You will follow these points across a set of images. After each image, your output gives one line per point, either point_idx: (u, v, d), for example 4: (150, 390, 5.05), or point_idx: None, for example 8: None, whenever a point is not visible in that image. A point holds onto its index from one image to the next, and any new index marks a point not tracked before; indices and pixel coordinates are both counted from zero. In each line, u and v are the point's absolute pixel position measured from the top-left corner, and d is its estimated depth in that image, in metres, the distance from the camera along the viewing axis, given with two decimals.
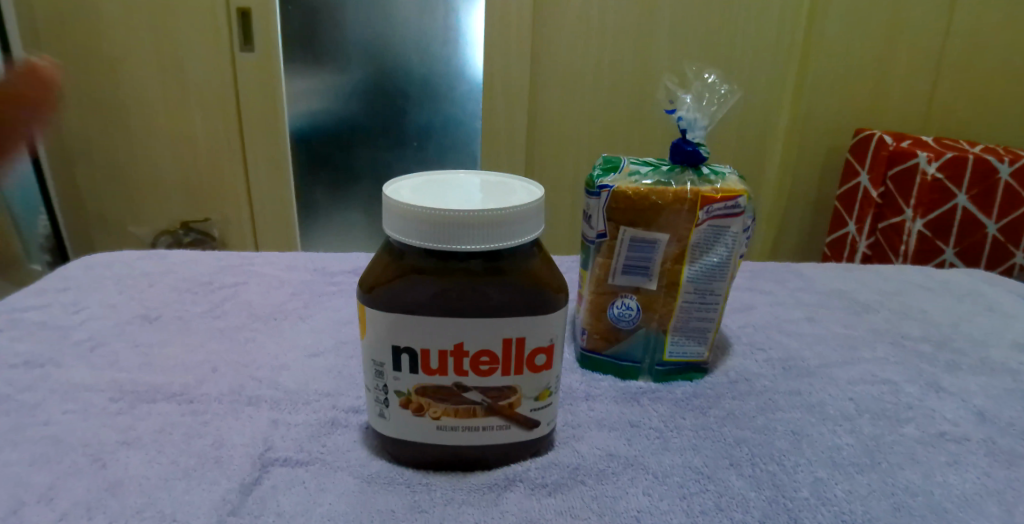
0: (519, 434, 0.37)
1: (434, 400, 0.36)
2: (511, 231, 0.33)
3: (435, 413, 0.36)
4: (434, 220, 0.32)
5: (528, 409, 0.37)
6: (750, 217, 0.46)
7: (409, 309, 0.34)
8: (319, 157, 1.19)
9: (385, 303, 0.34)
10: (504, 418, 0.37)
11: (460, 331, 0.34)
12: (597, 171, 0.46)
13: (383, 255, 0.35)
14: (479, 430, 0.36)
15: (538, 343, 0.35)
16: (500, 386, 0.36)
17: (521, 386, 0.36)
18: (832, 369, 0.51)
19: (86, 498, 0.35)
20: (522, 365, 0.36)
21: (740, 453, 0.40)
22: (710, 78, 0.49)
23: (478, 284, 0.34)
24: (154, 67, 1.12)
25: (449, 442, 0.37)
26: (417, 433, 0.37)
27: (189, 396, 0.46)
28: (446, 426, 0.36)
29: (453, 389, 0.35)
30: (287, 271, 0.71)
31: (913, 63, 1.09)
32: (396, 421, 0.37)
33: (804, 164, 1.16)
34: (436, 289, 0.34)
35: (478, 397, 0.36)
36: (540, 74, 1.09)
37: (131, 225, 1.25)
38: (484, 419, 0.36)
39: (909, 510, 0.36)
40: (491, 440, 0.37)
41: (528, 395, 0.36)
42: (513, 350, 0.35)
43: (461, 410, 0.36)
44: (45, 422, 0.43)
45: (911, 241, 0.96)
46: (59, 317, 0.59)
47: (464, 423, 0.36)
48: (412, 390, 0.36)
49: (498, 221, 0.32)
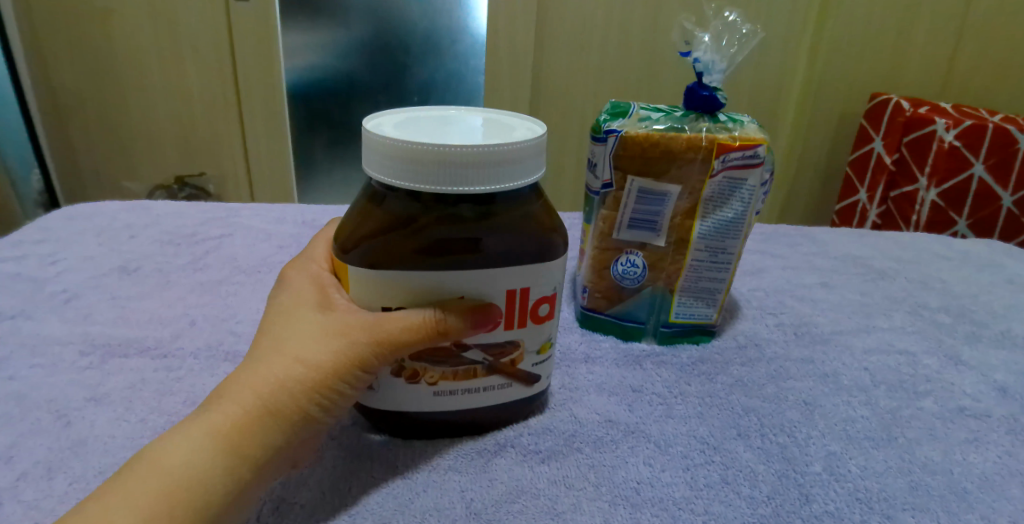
0: (517, 392, 0.35)
1: (431, 363, 0.32)
2: (504, 173, 0.29)
3: (434, 378, 0.33)
4: (417, 157, 0.28)
5: (529, 364, 0.35)
6: (769, 169, 0.42)
7: (400, 257, 0.31)
8: (317, 112, 1.14)
9: (370, 253, 0.31)
10: (506, 376, 0.34)
11: (461, 283, 0.31)
12: (604, 116, 0.42)
13: (365, 202, 0.32)
14: (480, 390, 0.34)
15: (543, 293, 0.33)
16: (504, 341, 0.33)
17: (525, 340, 0.34)
18: (848, 337, 0.48)
19: (49, 458, 0.36)
20: (525, 317, 0.33)
21: (749, 423, 0.38)
22: (731, 16, 0.44)
23: (476, 228, 0.31)
24: (145, 14, 1.06)
25: (445, 407, 0.34)
26: (410, 402, 0.33)
27: (163, 351, 0.46)
28: (444, 391, 0.33)
29: (452, 350, 0.32)
30: (275, 224, 0.68)
31: (944, 21, 1.02)
32: (387, 392, 0.33)
33: (819, 125, 1.11)
34: (430, 237, 0.30)
35: (479, 356, 0.33)
36: (547, 29, 1.03)
37: (124, 180, 1.22)
38: (485, 379, 0.34)
39: (927, 490, 0.34)
40: (492, 400, 0.35)
41: (531, 349, 0.34)
42: (516, 301, 0.33)
43: (460, 372, 0.33)
44: (11, 377, 0.43)
45: (923, 210, 0.93)
46: (35, 268, 0.56)
47: (464, 385, 0.33)
48: (405, 357, 0.32)
49: (490, 159, 0.29)
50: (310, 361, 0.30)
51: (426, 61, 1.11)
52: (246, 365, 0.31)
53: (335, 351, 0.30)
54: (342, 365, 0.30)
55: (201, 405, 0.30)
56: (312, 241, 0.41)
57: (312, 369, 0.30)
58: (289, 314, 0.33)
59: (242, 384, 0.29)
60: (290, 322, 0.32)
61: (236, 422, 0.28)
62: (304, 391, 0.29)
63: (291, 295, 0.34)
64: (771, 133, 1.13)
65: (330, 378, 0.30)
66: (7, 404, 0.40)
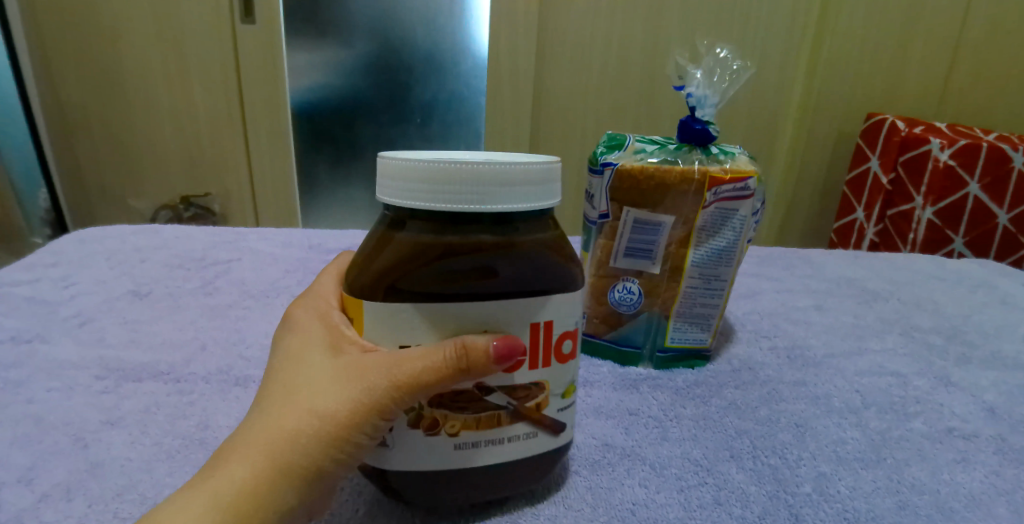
0: (544, 443, 0.34)
1: (453, 409, 0.31)
2: (509, 191, 0.30)
3: (456, 428, 0.31)
4: (424, 175, 0.30)
5: (555, 409, 0.34)
6: (759, 200, 0.44)
7: (421, 283, 0.31)
8: (321, 132, 1.16)
9: (391, 280, 0.31)
10: (531, 424, 0.33)
11: (482, 315, 0.31)
12: (601, 149, 0.44)
13: (381, 232, 0.32)
14: (505, 441, 0.32)
15: (565, 327, 0.33)
16: (527, 383, 0.32)
17: (549, 381, 0.33)
18: (840, 360, 0.49)
19: (67, 479, 0.37)
20: (550, 354, 0.33)
21: (742, 445, 0.39)
22: (721, 51, 0.47)
23: (495, 253, 0.31)
24: (154, 40, 1.10)
25: (468, 463, 0.32)
26: (430, 457, 0.32)
27: (176, 375, 0.47)
28: (466, 443, 0.32)
29: (475, 393, 0.31)
30: (282, 248, 0.70)
31: (932, 44, 1.05)
32: (405, 448, 0.31)
33: (815, 146, 1.13)
34: (450, 263, 0.30)
35: (503, 400, 0.32)
36: (547, 53, 1.06)
37: (130, 199, 1.24)
38: (509, 428, 0.32)
39: (915, 510, 0.35)
40: (517, 453, 0.33)
41: (556, 391, 0.33)
42: (538, 338, 0.32)
43: (483, 419, 0.32)
44: (29, 400, 0.44)
45: (920, 228, 0.94)
46: (49, 292, 0.58)
47: (487, 436, 0.32)
48: (425, 403, 0.31)
49: (494, 176, 0.30)
50: (323, 414, 0.30)
51: (428, 82, 1.14)
52: (258, 416, 0.31)
53: (349, 401, 0.30)
54: (355, 416, 0.29)
55: (213, 460, 0.30)
56: (325, 276, 0.41)
57: (325, 422, 0.29)
58: (301, 359, 0.33)
59: (253, 441, 0.30)
60: (301, 371, 0.32)
61: (246, 484, 0.28)
62: (316, 446, 0.29)
63: (301, 339, 0.34)
64: (766, 155, 1.15)
65: (343, 431, 0.29)
66: (26, 427, 0.42)
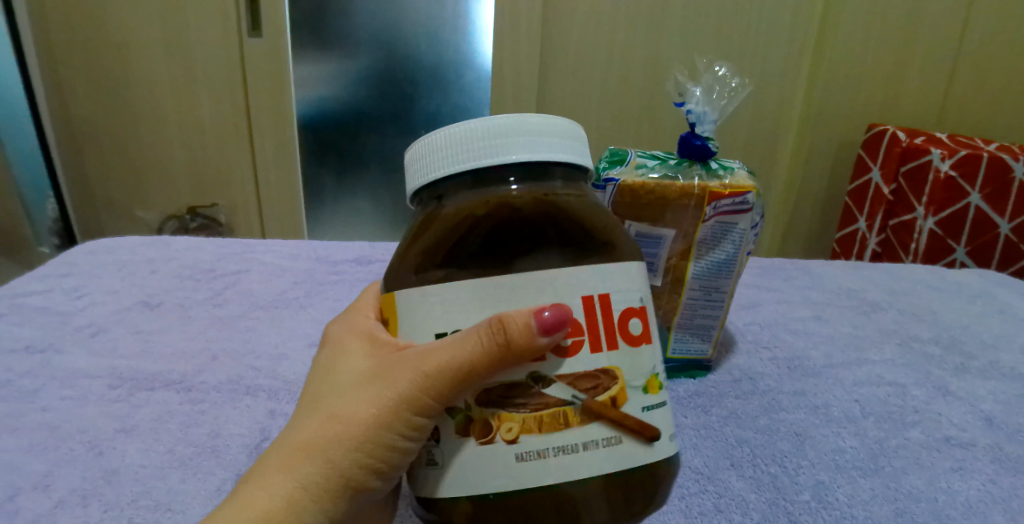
0: (632, 454, 0.27)
1: (507, 408, 0.26)
2: (521, 142, 0.29)
3: (514, 432, 0.26)
4: (437, 144, 0.30)
5: (639, 407, 0.27)
6: (758, 213, 0.45)
7: (453, 256, 0.27)
8: (327, 145, 1.18)
9: (422, 258, 0.28)
10: (611, 425, 0.26)
11: (525, 287, 0.26)
12: (603, 164, 0.45)
13: (411, 228, 0.30)
14: (579, 449, 0.26)
15: (629, 302, 0.27)
16: (595, 374, 0.27)
17: (623, 370, 0.27)
18: (839, 370, 0.50)
19: (82, 486, 0.39)
20: (616, 334, 0.27)
21: (742, 454, 0.40)
22: (720, 70, 0.48)
23: (533, 219, 0.28)
24: (164, 54, 1.12)
25: (538, 481, 0.26)
26: (487, 473, 0.26)
27: (187, 384, 0.48)
28: (530, 453, 0.26)
29: (529, 387, 0.27)
30: (290, 260, 0.71)
31: (929, 56, 1.06)
32: (454, 461, 0.26)
33: (815, 158, 1.14)
34: (481, 230, 0.27)
35: (567, 394, 0.26)
36: (549, 67, 1.08)
37: (137, 210, 1.25)
38: (581, 432, 0.26)
39: (912, 517, 0.36)
40: (601, 467, 0.26)
41: (634, 383, 0.27)
42: (599, 317, 0.27)
43: (546, 419, 0.26)
44: (44, 408, 0.45)
45: (921, 238, 0.95)
46: (62, 302, 0.59)
47: (555, 441, 0.26)
48: (472, 401, 0.27)
49: (504, 128, 0.29)
50: (351, 421, 0.28)
51: (432, 95, 1.15)
52: (287, 429, 0.30)
53: (372, 405, 0.28)
54: (383, 420, 0.28)
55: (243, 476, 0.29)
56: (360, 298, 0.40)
57: (354, 429, 0.28)
58: (332, 370, 0.32)
59: (280, 453, 0.29)
60: (332, 382, 0.31)
61: (275, 496, 0.27)
62: (345, 455, 0.28)
63: (331, 349, 0.33)
64: (767, 167, 1.16)
65: (372, 436, 0.28)
66: (41, 435, 0.43)
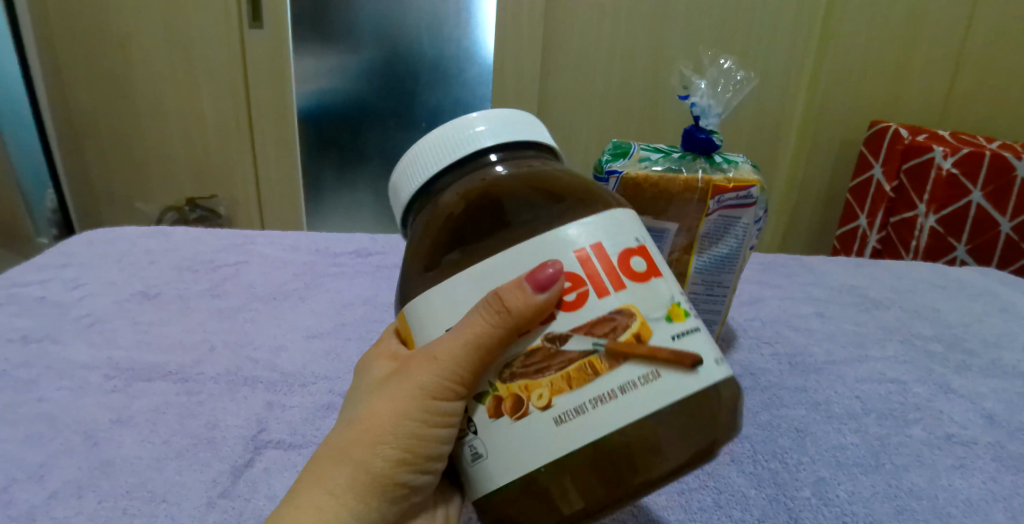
0: (678, 385, 0.25)
1: (530, 377, 0.26)
2: (477, 132, 0.31)
3: (545, 397, 0.25)
4: (407, 163, 0.32)
5: (667, 337, 0.26)
6: (762, 208, 0.45)
7: (456, 243, 0.28)
8: (327, 138, 1.17)
9: (425, 255, 0.29)
10: (642, 363, 0.25)
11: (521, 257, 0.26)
12: (606, 157, 0.45)
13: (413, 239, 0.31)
14: (616, 394, 0.25)
15: (626, 243, 0.27)
16: (610, 317, 0.26)
17: (638, 305, 0.26)
18: (841, 367, 0.50)
19: (78, 477, 0.38)
20: (620, 273, 0.27)
21: (743, 449, 0.40)
22: (726, 63, 0.48)
23: (519, 198, 0.29)
24: (163, 44, 1.11)
25: (582, 439, 0.25)
26: (530, 445, 0.25)
27: (184, 375, 0.48)
28: (566, 413, 0.25)
29: (546, 350, 0.26)
30: (289, 252, 0.70)
31: (935, 53, 1.06)
32: (490, 441, 0.26)
33: (818, 155, 1.14)
34: (476, 213, 0.29)
35: (586, 343, 0.26)
36: (552, 62, 1.07)
37: (136, 202, 1.25)
38: (614, 377, 0.25)
39: (912, 514, 0.36)
40: (646, 408, 0.25)
41: (654, 315, 0.26)
42: (599, 262, 0.26)
43: (573, 375, 0.25)
44: (40, 398, 0.45)
45: (923, 236, 0.95)
46: (60, 293, 0.59)
47: (587, 395, 0.25)
48: (495, 380, 0.27)
49: (459, 128, 0.31)
50: (373, 417, 0.29)
51: (433, 89, 1.14)
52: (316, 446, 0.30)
53: (392, 400, 0.29)
54: (402, 412, 0.28)
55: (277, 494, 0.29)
56: None
57: (375, 424, 0.28)
58: (352, 388, 0.32)
59: (312, 464, 0.29)
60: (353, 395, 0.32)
61: (309, 499, 0.27)
62: (371, 450, 0.28)
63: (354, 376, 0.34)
64: (769, 163, 1.16)
65: (394, 427, 0.28)
66: (37, 426, 0.43)
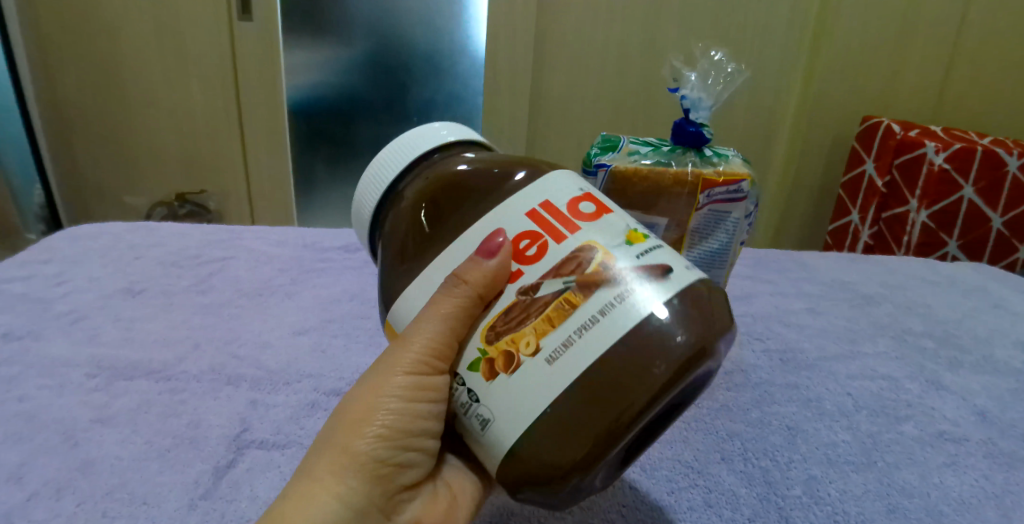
0: (650, 296, 0.27)
1: (515, 331, 0.28)
2: (415, 144, 0.35)
3: (533, 343, 0.27)
4: (362, 189, 0.36)
5: (631, 256, 0.28)
6: (753, 203, 0.44)
7: (422, 230, 0.32)
8: (318, 132, 1.16)
9: (399, 247, 0.32)
10: (612, 284, 0.27)
11: (477, 229, 0.29)
12: (595, 150, 0.45)
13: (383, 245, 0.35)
14: (597, 318, 0.26)
15: (570, 193, 0.30)
16: (574, 256, 0.28)
17: (598, 237, 0.29)
18: (832, 363, 0.50)
19: (57, 478, 0.38)
20: (574, 217, 0.29)
21: (733, 447, 0.40)
22: (717, 56, 0.47)
23: (468, 182, 0.32)
24: (151, 36, 1.09)
25: (576, 369, 0.26)
26: (533, 388, 0.26)
27: (167, 374, 0.47)
28: (556, 351, 0.26)
29: (523, 303, 0.28)
30: (277, 247, 0.69)
31: (929, 48, 1.05)
32: (489, 402, 0.27)
33: (810, 150, 1.13)
34: (434, 201, 0.32)
35: (558, 283, 0.28)
36: (545, 55, 1.06)
37: (125, 197, 1.23)
38: (591, 304, 0.27)
39: (904, 513, 0.36)
40: (628, 322, 0.26)
41: (615, 242, 0.29)
42: (548, 213, 0.29)
43: (554, 315, 0.27)
44: (19, 397, 0.44)
45: (913, 232, 0.94)
46: (41, 289, 0.58)
47: (572, 328, 0.27)
48: (483, 343, 0.28)
49: (399, 144, 0.36)
50: (357, 404, 0.30)
51: (425, 83, 1.13)
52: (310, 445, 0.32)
53: (374, 386, 0.31)
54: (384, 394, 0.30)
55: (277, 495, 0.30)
56: None
57: (360, 409, 0.30)
58: None
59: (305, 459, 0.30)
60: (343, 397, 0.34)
61: (304, 487, 0.29)
62: (357, 432, 0.30)
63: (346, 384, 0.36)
64: (761, 159, 1.16)
65: (377, 408, 0.30)
66: (16, 425, 0.42)
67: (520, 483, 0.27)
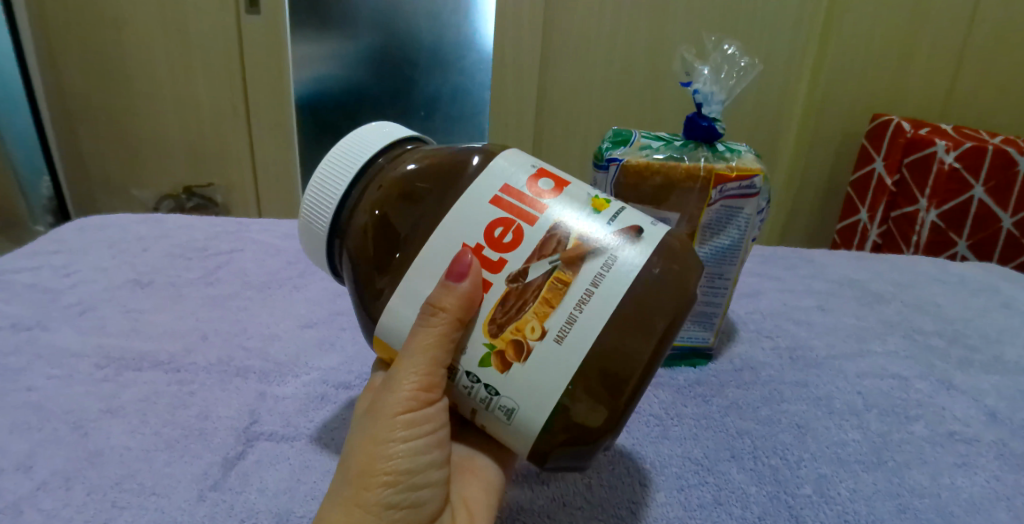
0: (631, 257, 0.30)
1: (516, 317, 0.29)
2: (349, 155, 0.35)
3: (538, 327, 0.29)
4: (307, 214, 0.36)
5: (603, 225, 0.31)
6: (765, 199, 0.44)
7: (387, 246, 0.32)
8: (324, 125, 1.16)
9: (369, 267, 0.32)
10: (593, 255, 0.29)
11: (448, 237, 0.30)
12: (606, 145, 0.44)
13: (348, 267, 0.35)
14: (591, 293, 0.29)
15: (523, 177, 0.32)
16: (551, 235, 0.30)
17: (566, 213, 0.31)
18: (842, 361, 0.49)
19: (66, 468, 0.38)
20: (538, 197, 0.31)
21: (742, 445, 0.39)
22: (730, 49, 0.47)
23: (419, 190, 0.32)
24: (158, 29, 1.09)
25: (585, 343, 0.28)
26: (552, 370, 0.28)
27: (176, 365, 0.47)
28: (562, 330, 0.28)
29: (518, 293, 0.29)
30: (283, 239, 0.69)
31: (941, 46, 1.04)
32: (506, 390, 0.29)
33: (819, 147, 1.13)
34: (394, 212, 0.32)
35: (546, 265, 0.29)
36: (552, 49, 1.05)
37: (133, 189, 1.24)
38: (581, 279, 0.29)
39: (915, 513, 0.35)
40: (620, 288, 0.29)
41: (583, 215, 0.31)
42: (513, 200, 0.31)
43: (550, 297, 0.29)
44: (28, 387, 0.44)
45: (923, 231, 0.93)
46: (50, 280, 0.58)
47: (571, 307, 0.29)
48: (488, 335, 0.30)
49: (333, 159, 0.35)
50: (358, 451, 0.30)
51: (431, 76, 1.13)
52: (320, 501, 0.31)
53: (372, 430, 0.31)
54: (383, 436, 0.30)
55: None
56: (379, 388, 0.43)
57: (361, 455, 0.30)
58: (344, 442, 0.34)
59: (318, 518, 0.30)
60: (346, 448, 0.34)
61: None
62: (363, 478, 0.29)
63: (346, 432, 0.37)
64: (770, 156, 1.15)
65: (378, 450, 0.30)
66: (25, 415, 0.42)
67: (554, 450, 0.29)
